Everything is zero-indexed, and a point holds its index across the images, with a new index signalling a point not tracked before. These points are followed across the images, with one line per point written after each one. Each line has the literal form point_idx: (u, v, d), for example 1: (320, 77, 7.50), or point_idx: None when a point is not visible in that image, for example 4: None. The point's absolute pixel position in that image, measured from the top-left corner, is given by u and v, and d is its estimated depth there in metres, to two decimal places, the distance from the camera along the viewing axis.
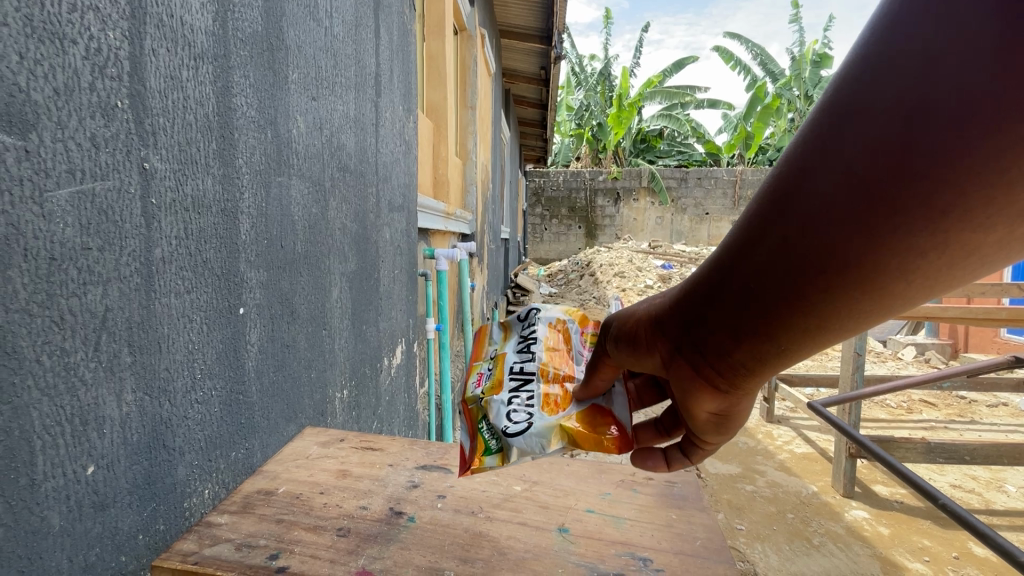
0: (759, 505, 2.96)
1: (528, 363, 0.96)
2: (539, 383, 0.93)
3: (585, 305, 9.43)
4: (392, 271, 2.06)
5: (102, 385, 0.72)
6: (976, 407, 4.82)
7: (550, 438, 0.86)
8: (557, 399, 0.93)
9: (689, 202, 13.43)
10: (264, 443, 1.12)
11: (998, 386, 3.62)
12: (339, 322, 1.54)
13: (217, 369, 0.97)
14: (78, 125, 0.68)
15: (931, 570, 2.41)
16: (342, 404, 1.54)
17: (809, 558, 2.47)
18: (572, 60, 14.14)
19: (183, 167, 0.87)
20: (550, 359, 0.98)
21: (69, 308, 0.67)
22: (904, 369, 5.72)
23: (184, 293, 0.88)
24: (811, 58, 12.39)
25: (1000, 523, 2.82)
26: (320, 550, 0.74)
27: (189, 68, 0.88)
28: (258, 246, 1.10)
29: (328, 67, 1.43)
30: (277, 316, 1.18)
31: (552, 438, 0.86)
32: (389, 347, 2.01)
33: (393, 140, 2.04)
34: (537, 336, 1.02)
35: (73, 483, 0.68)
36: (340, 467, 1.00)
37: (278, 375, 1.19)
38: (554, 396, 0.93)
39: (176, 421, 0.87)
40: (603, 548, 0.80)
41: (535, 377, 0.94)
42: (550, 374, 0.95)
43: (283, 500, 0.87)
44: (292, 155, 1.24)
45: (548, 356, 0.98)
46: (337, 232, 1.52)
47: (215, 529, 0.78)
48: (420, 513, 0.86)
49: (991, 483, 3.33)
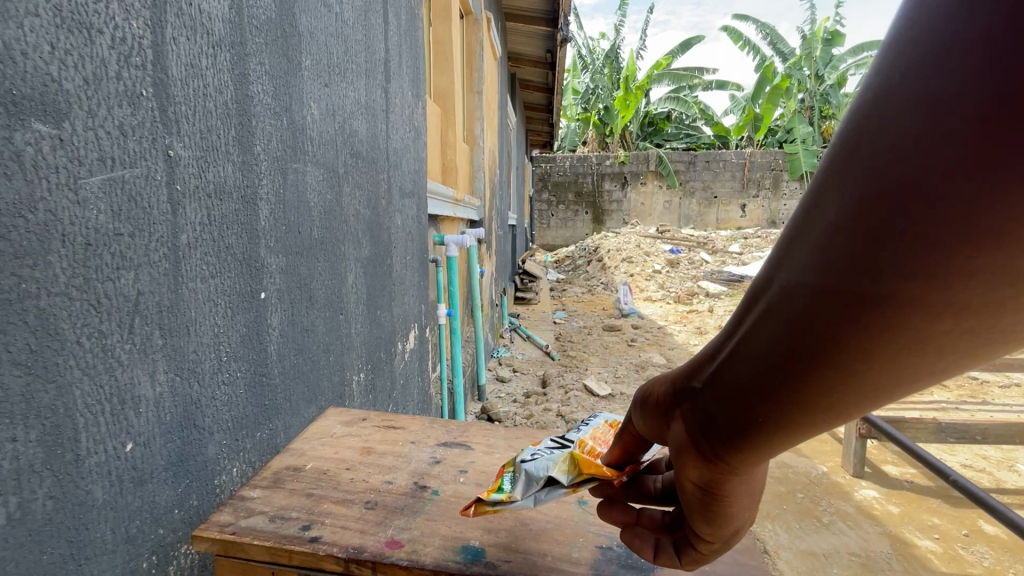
0: (769, 485, 2.99)
1: (570, 436, 0.87)
2: (573, 445, 0.82)
3: (592, 291, 9.43)
4: (404, 257, 2.08)
5: (137, 366, 0.75)
6: (989, 388, 4.78)
7: (555, 465, 0.76)
8: (587, 452, 0.79)
9: (697, 185, 13.27)
10: (287, 424, 1.15)
11: (1011, 366, 3.59)
12: (355, 307, 1.56)
13: (242, 352, 1.00)
14: (107, 113, 0.70)
15: (940, 548, 2.44)
16: (359, 387, 1.57)
17: (819, 536, 2.50)
18: (578, 43, 13.94)
19: (205, 154, 0.89)
20: (594, 436, 0.86)
21: (105, 292, 0.70)
22: (916, 352, 5.67)
23: (208, 278, 0.91)
24: (822, 36, 12.12)
25: (1012, 502, 2.82)
26: (350, 522, 0.78)
27: (208, 56, 0.89)
28: (277, 232, 1.12)
29: (339, 54, 1.43)
30: (296, 301, 1.21)
31: (559, 464, 0.76)
32: (403, 332, 2.04)
33: (403, 126, 2.05)
34: (587, 426, 0.90)
35: (113, 459, 0.71)
36: (364, 444, 1.03)
37: (299, 358, 1.22)
38: (586, 452, 0.79)
39: (205, 402, 0.90)
40: None
41: (572, 441, 0.84)
42: (589, 442, 0.83)
43: (311, 475, 0.90)
44: (307, 142, 1.26)
45: (593, 432, 0.87)
46: (351, 219, 1.54)
47: (249, 502, 0.81)
48: (443, 487, 0.88)
49: (1002, 463, 3.33)
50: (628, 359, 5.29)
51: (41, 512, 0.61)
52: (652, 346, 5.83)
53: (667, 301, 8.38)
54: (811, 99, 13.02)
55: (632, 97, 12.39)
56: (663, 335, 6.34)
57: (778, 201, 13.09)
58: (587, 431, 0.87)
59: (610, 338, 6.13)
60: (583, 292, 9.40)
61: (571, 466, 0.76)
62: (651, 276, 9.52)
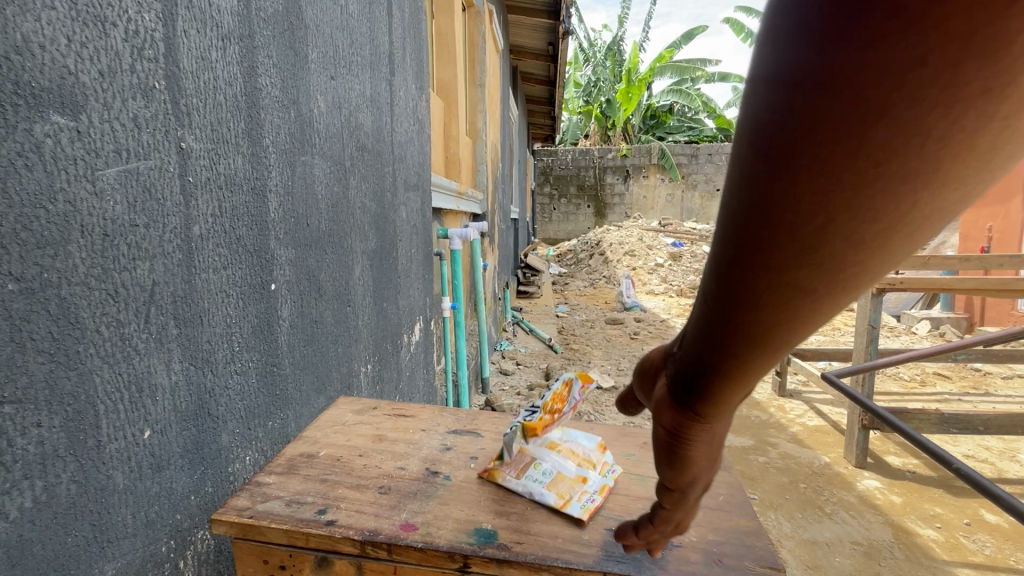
0: (772, 475, 3.01)
1: (540, 395, 0.97)
2: (537, 406, 0.93)
3: (595, 285, 9.43)
4: (409, 250, 2.09)
5: (153, 355, 0.76)
6: (992, 379, 4.78)
7: (518, 434, 0.90)
8: (544, 416, 0.90)
9: (700, 178, 13.22)
10: (297, 413, 1.17)
11: (1015, 357, 3.60)
12: (362, 298, 1.58)
13: (253, 342, 1.01)
14: (122, 106, 0.70)
15: (942, 537, 2.45)
16: (366, 377, 1.59)
17: (822, 525, 2.52)
18: (580, 35, 13.85)
19: (216, 147, 0.90)
20: (556, 392, 0.93)
21: (122, 282, 0.71)
22: (919, 343, 5.67)
23: (221, 269, 0.92)
24: None
25: (1013, 491, 2.83)
26: (364, 506, 0.79)
27: (217, 49, 0.90)
28: (286, 224, 1.14)
29: (344, 46, 1.44)
30: (305, 292, 1.22)
31: (520, 432, 0.90)
32: (408, 324, 2.05)
33: (407, 119, 2.05)
34: (551, 382, 0.95)
35: (132, 446, 0.73)
36: (375, 432, 1.04)
37: (308, 349, 1.23)
38: (545, 415, 0.91)
39: (219, 391, 0.92)
40: (631, 503, 0.84)
41: (538, 402, 0.94)
42: (549, 401, 0.92)
43: (324, 462, 0.92)
44: (314, 135, 1.26)
45: (554, 388, 0.93)
46: (358, 211, 1.55)
47: (265, 488, 0.82)
48: (455, 472, 0.90)
49: (1005, 453, 3.34)
50: (630, 352, 5.30)
51: (66, 495, 0.63)
52: (655, 339, 5.84)
53: (669, 294, 8.38)
54: None
55: (634, 90, 12.33)
56: (666, 328, 6.35)
57: None
58: (550, 388, 0.94)
59: (613, 331, 6.14)
60: (586, 285, 9.40)
61: (530, 432, 0.89)
62: (653, 270, 9.52)
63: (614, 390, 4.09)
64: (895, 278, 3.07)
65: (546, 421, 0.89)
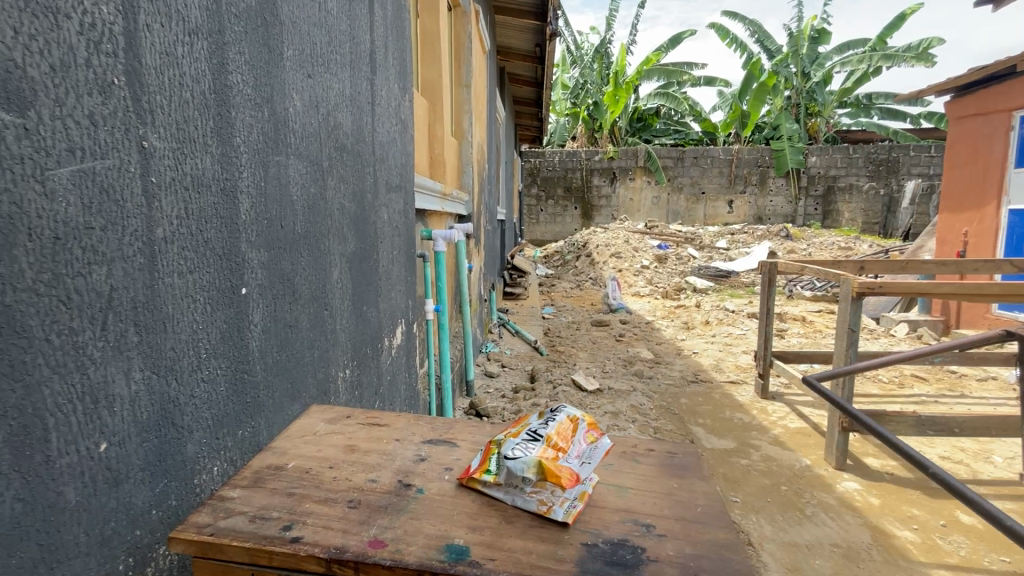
0: (754, 478, 3.03)
1: (538, 427, 0.93)
2: (542, 440, 0.89)
3: (581, 287, 9.44)
4: (390, 252, 2.05)
5: (110, 363, 0.73)
6: (966, 381, 4.88)
7: (528, 468, 0.83)
8: (554, 453, 0.87)
9: (685, 181, 13.32)
10: (269, 421, 1.13)
11: (988, 360, 3.67)
12: (340, 301, 1.54)
13: (222, 349, 0.98)
14: (76, 103, 0.67)
15: (919, 538, 2.48)
16: (344, 383, 1.55)
17: (802, 528, 2.54)
18: (567, 38, 13.88)
19: (182, 146, 0.87)
20: (559, 430, 0.93)
21: (75, 288, 0.67)
22: (897, 346, 5.76)
23: (186, 273, 0.88)
24: (809, 33, 12.18)
25: (986, 492, 2.89)
26: (332, 521, 0.76)
27: (184, 44, 0.87)
28: (259, 226, 1.10)
29: (322, 44, 1.40)
30: (278, 296, 1.18)
31: (531, 466, 0.84)
32: (389, 327, 2.02)
33: (389, 119, 2.02)
34: (554, 418, 0.95)
35: (86, 460, 0.69)
36: (348, 442, 1.02)
37: (281, 355, 1.19)
38: (552, 452, 0.87)
39: (184, 400, 0.88)
40: (608, 516, 0.82)
41: (542, 435, 0.90)
42: (555, 438, 0.90)
43: (292, 474, 0.89)
44: (289, 134, 1.23)
45: (559, 427, 0.93)
46: (336, 213, 1.52)
47: (228, 503, 0.79)
48: (428, 484, 0.88)
49: (979, 454, 3.40)
50: (615, 354, 5.31)
51: (9, 514, 0.59)
52: (640, 341, 5.86)
53: (655, 297, 8.42)
54: (797, 95, 13.12)
55: (621, 93, 12.38)
56: (651, 330, 6.37)
57: (764, 197, 13.21)
58: (555, 424, 0.93)
59: (598, 333, 6.15)
60: (572, 287, 9.41)
61: (541, 470, 0.83)
62: (638, 272, 9.57)
63: (599, 393, 4.09)
64: (874, 281, 3.11)
65: (554, 459, 0.86)
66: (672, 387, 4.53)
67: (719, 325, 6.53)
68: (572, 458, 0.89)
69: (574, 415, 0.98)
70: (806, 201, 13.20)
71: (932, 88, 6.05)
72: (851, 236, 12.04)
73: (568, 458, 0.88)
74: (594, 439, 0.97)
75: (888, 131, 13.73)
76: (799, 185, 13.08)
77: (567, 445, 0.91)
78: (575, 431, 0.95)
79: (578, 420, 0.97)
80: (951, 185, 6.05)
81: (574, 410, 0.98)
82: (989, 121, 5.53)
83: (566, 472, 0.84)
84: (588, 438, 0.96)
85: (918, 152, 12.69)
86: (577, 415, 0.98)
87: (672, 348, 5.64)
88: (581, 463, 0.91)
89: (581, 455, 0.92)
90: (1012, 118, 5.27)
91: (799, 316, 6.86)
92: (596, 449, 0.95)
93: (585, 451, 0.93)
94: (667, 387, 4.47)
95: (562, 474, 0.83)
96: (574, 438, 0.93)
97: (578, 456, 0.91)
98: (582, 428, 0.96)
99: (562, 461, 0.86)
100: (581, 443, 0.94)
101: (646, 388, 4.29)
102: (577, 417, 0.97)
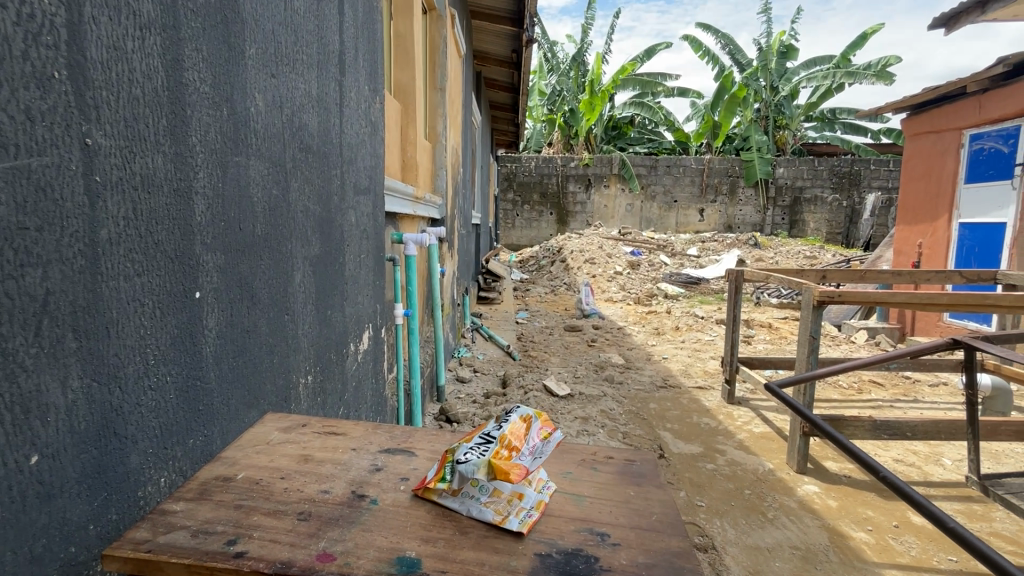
0: (719, 482, 3.09)
1: (493, 430, 0.96)
2: (494, 441, 0.92)
3: (556, 292, 9.49)
4: (358, 256, 2.02)
5: (44, 371, 0.69)
6: (920, 386, 5.09)
7: (479, 469, 0.87)
8: (504, 454, 0.90)
9: (659, 189, 13.57)
10: (223, 429, 1.09)
11: (940, 366, 3.84)
12: (303, 306, 1.51)
13: (173, 355, 0.94)
14: (10, 96, 0.64)
15: (873, 539, 2.57)
16: (306, 390, 1.52)
17: (763, 531, 2.61)
18: (544, 45, 14.01)
19: (130, 144, 0.83)
20: (513, 430, 0.95)
21: (6, 291, 0.64)
22: (857, 352, 5.97)
23: (134, 276, 0.85)
24: (777, 48, 12.57)
25: (936, 493, 3.01)
26: (280, 534, 0.79)
27: (134, 38, 0.83)
28: (215, 228, 1.07)
29: (288, 43, 1.38)
30: (235, 301, 1.15)
31: (481, 467, 0.87)
32: (355, 332, 1.98)
33: (358, 121, 1.99)
34: (507, 419, 0.97)
35: (14, 474, 0.65)
36: (302, 452, 1.06)
37: (238, 361, 1.16)
38: (503, 452, 0.90)
39: (127, 409, 0.84)
40: (563, 525, 0.83)
41: (495, 437, 0.93)
42: (508, 438, 0.93)
43: (241, 486, 0.92)
44: (249, 134, 1.20)
45: (511, 427, 0.95)
46: (300, 215, 1.49)
47: (170, 517, 0.82)
48: (382, 496, 0.90)
49: (930, 457, 3.54)
50: (587, 359, 5.36)
51: None
52: (612, 346, 5.93)
53: (627, 302, 8.53)
54: (766, 108, 13.53)
55: (597, 100, 12.53)
56: (623, 336, 6.45)
57: (734, 206, 13.54)
58: (507, 424, 0.95)
59: (571, 338, 6.18)
60: (546, 292, 9.45)
61: (491, 469, 0.87)
62: (612, 278, 9.67)
63: (569, 398, 4.12)
64: (833, 290, 3.22)
65: (504, 458, 0.89)
66: (641, 392, 4.58)
67: (688, 331, 6.65)
68: (525, 456, 0.91)
69: (528, 414, 1.00)
70: (774, 211, 13.59)
71: (891, 105, 6.32)
72: (816, 245, 12.44)
73: (520, 456, 0.91)
74: (548, 434, 0.98)
75: (851, 144, 14.25)
76: (767, 195, 13.46)
77: (520, 444, 0.93)
78: (528, 429, 0.96)
79: (531, 418, 0.99)
80: (908, 198, 6.31)
81: (526, 410, 0.99)
82: (942, 138, 5.81)
83: (515, 470, 0.87)
84: (541, 434, 0.97)
85: (878, 165, 13.22)
86: (530, 414, 1.00)
87: (642, 354, 5.72)
88: (535, 460, 0.93)
89: (535, 452, 0.94)
90: (962, 135, 5.53)
91: (765, 323, 7.05)
92: (550, 444, 0.97)
93: (538, 447, 0.94)
94: (637, 392, 4.52)
95: (510, 472, 0.86)
96: (528, 436, 0.95)
97: (532, 453, 0.93)
98: (535, 425, 0.98)
99: (512, 460, 0.89)
100: (535, 439, 0.96)
101: (616, 393, 4.34)
102: (530, 416, 0.99)
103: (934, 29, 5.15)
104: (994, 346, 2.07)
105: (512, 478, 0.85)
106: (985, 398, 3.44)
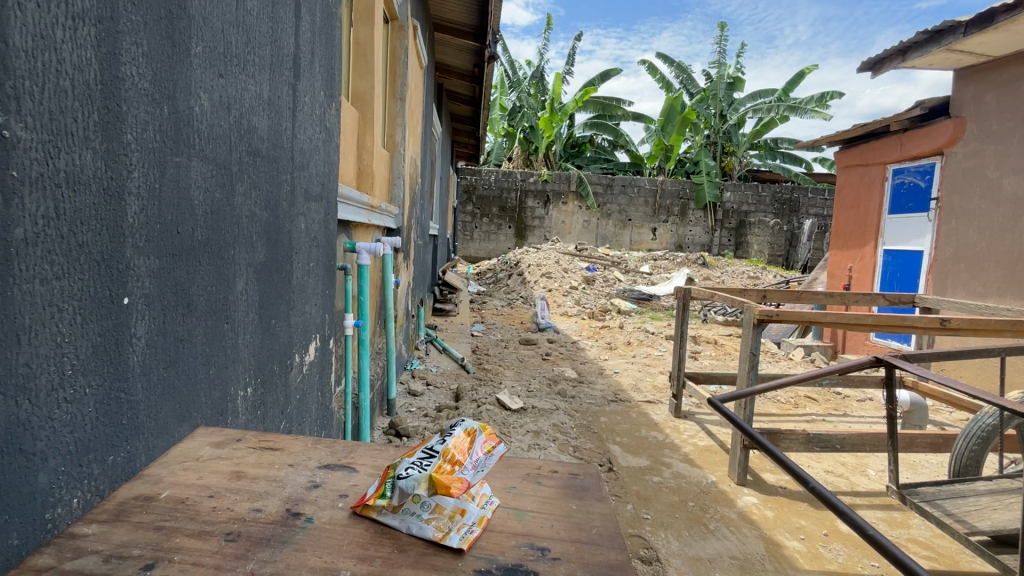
0: (665, 495, 3.16)
1: (436, 443, 0.97)
2: (437, 455, 0.93)
3: (513, 305, 9.51)
4: (306, 264, 1.96)
5: None
6: (849, 401, 5.43)
7: (420, 485, 0.87)
8: (446, 468, 0.91)
9: (614, 208, 13.92)
10: (150, 445, 1.02)
11: (866, 381, 4.13)
12: (244, 315, 1.44)
13: (93, 365, 0.87)
14: None
15: (804, 547, 2.70)
16: (244, 403, 1.45)
17: (704, 542, 2.69)
18: (507, 62, 14.21)
19: (54, 138, 0.78)
20: (457, 443, 0.96)
21: None
22: (794, 368, 6.32)
23: (52, 278, 0.79)
24: (726, 80, 13.29)
25: (860, 503, 3.21)
26: (203, 557, 0.75)
27: (65, 28, 0.79)
28: (149, 232, 1.01)
29: (237, 43, 1.33)
30: (169, 307, 1.08)
31: (423, 482, 0.88)
32: (301, 342, 1.92)
33: (312, 126, 1.95)
34: (452, 433, 0.98)
35: None
36: (234, 468, 1.02)
37: (170, 372, 1.09)
38: (445, 467, 0.91)
39: (37, 423, 0.77)
40: (504, 540, 0.83)
41: (438, 450, 0.94)
42: (451, 452, 0.94)
43: (163, 506, 0.87)
44: (192, 134, 1.15)
45: (456, 441, 0.96)
46: (244, 220, 1.43)
47: (80, 541, 0.77)
48: (319, 514, 0.88)
49: (857, 468, 3.77)
50: (540, 373, 5.38)
51: None
52: (566, 361, 5.98)
53: (582, 316, 8.64)
54: (715, 135, 14.21)
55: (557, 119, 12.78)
56: (577, 350, 6.53)
57: (684, 227, 14.10)
58: (451, 438, 0.97)
59: (525, 352, 6.19)
60: (503, 306, 9.45)
61: (432, 484, 0.88)
62: (567, 293, 9.81)
63: (522, 412, 4.12)
64: (772, 310, 3.39)
65: (445, 474, 0.90)
66: (594, 406, 4.64)
67: (639, 347, 6.82)
68: (467, 470, 0.93)
69: (472, 427, 1.02)
70: (721, 233, 14.24)
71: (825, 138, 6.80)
72: (759, 267, 13.08)
73: (462, 471, 0.92)
74: (491, 448, 1.00)
75: (791, 173, 15.20)
76: (715, 217, 14.10)
77: (463, 458, 0.94)
78: (472, 443, 0.98)
79: (475, 431, 1.01)
80: (841, 225, 6.77)
81: (472, 423, 1.01)
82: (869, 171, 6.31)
83: (456, 485, 0.88)
84: (484, 448, 0.99)
85: (815, 194, 14.19)
86: (475, 427, 1.02)
87: (595, 368, 5.80)
88: (477, 473, 0.95)
89: (477, 466, 0.96)
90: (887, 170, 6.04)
91: (712, 340, 7.33)
92: (493, 458, 0.99)
93: (480, 460, 0.96)
94: (588, 407, 4.57)
95: (450, 487, 0.87)
96: (471, 450, 0.97)
97: (474, 467, 0.94)
98: (479, 439, 1.00)
99: (455, 475, 0.90)
100: (478, 453, 0.97)
101: (569, 408, 4.36)
102: (474, 430, 1.01)
103: (863, 71, 5.62)
104: (912, 364, 2.22)
105: (455, 493, 0.86)
106: (903, 411, 3.77)
